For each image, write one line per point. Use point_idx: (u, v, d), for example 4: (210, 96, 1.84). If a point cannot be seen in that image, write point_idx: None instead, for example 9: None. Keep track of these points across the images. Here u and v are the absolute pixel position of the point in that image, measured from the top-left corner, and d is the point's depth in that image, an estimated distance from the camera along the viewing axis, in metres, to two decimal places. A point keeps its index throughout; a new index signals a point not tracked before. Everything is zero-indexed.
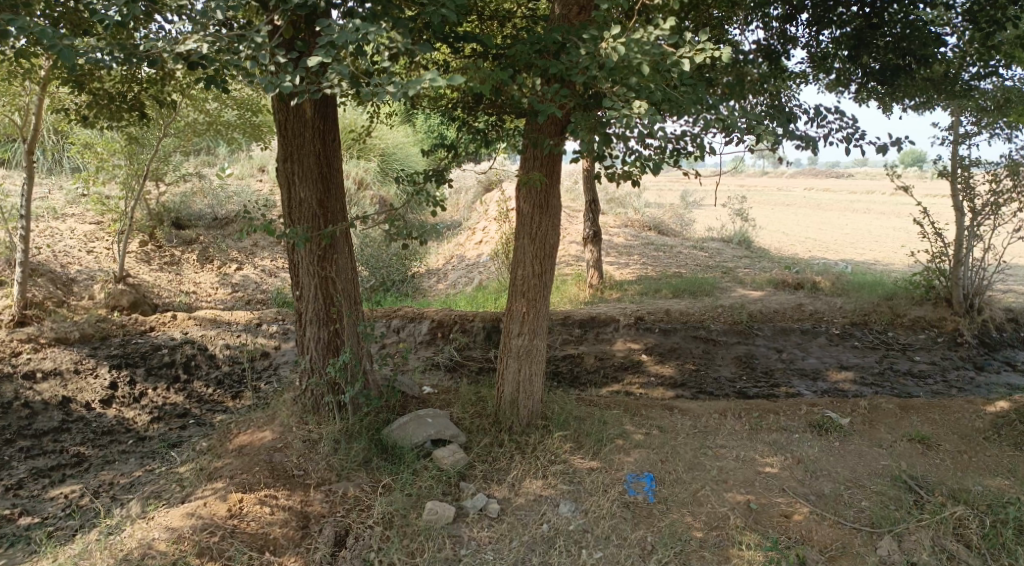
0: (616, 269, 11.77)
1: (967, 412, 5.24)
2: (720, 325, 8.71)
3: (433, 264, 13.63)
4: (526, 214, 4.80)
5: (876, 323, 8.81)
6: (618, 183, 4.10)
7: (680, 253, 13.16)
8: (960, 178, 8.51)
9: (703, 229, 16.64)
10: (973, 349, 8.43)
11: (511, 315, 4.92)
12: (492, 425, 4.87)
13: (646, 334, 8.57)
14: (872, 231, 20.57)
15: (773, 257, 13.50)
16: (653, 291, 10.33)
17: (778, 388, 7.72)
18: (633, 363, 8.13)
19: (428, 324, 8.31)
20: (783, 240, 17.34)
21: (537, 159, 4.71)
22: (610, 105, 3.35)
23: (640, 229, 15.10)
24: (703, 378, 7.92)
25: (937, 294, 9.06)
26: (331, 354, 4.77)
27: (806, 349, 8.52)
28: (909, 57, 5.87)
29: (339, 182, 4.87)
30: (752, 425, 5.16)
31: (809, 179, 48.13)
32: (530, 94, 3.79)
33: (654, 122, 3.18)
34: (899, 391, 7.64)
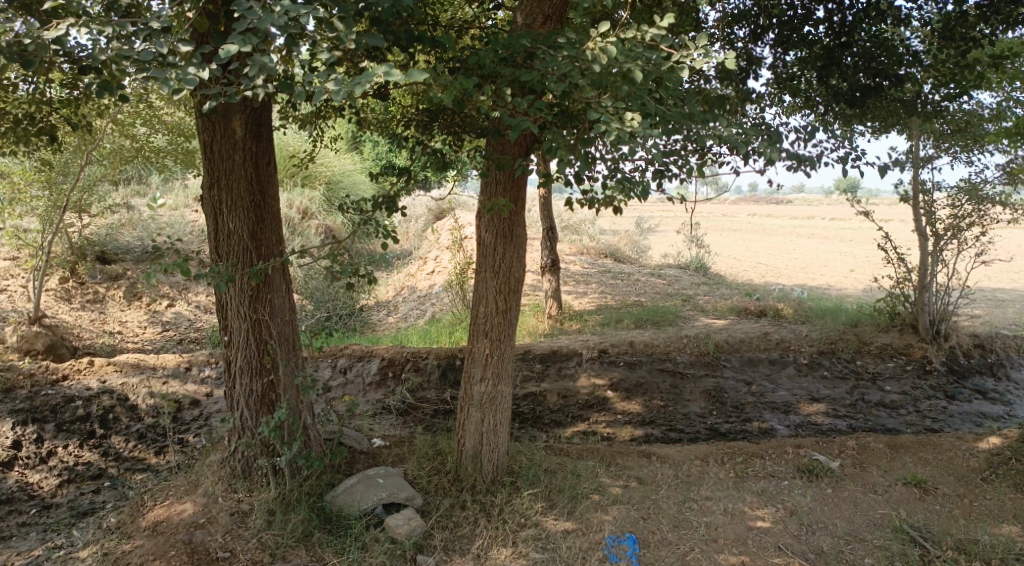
0: (574, 298, 11.36)
1: (961, 450, 4.93)
2: (686, 358, 8.35)
3: (383, 295, 13.01)
4: (488, 245, 4.34)
5: (844, 352, 8.58)
6: (597, 209, 3.75)
7: (638, 281, 12.87)
8: (922, 202, 8.41)
9: (659, 255, 16.44)
10: (942, 377, 8.27)
11: (473, 357, 4.42)
12: (452, 484, 4.32)
13: (611, 368, 8.13)
14: (822, 256, 20.79)
15: (730, 284, 13.33)
16: (615, 321, 9.94)
17: (750, 423, 7.35)
18: (599, 401, 7.67)
19: (378, 363, 7.69)
20: (737, 265, 17.30)
21: (499, 184, 4.30)
22: (595, 117, 2.93)
23: (596, 256, 14.80)
24: (673, 415, 7.50)
25: (902, 320, 8.91)
26: (265, 409, 4.14)
27: (775, 381, 8.23)
28: (881, 79, 5.60)
29: (275, 212, 4.28)
30: (737, 471, 4.73)
31: (752, 204, 49.22)
32: (497, 108, 3.32)
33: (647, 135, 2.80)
34: (873, 423, 7.37)
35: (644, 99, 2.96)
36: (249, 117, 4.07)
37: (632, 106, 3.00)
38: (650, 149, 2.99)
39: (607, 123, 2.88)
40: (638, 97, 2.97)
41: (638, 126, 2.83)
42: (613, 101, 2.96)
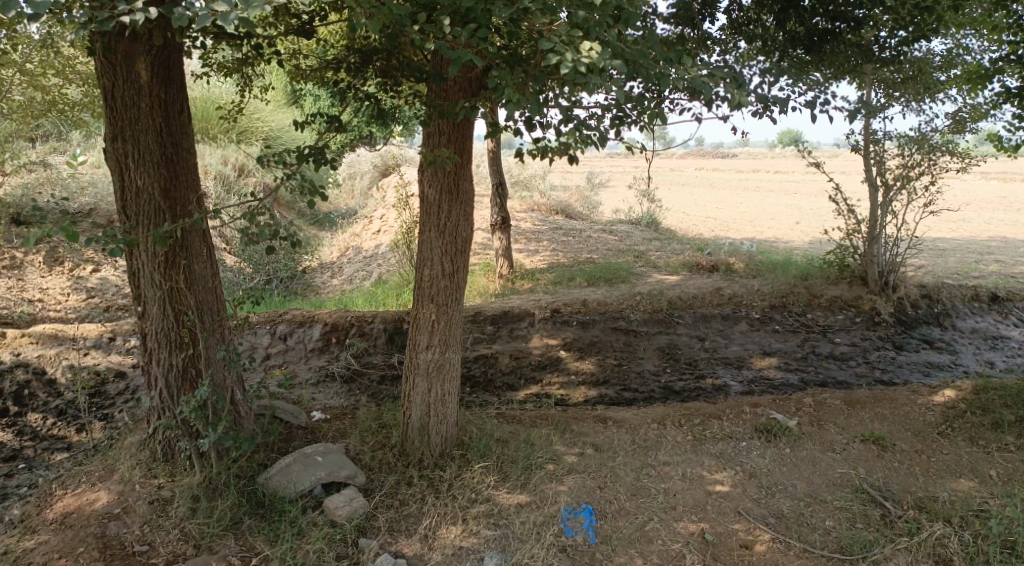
0: (526, 256, 11.09)
1: (917, 405, 4.89)
2: (640, 315, 8.19)
3: (326, 256, 12.50)
4: (432, 201, 3.99)
5: (795, 305, 8.56)
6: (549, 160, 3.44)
7: (589, 237, 12.66)
8: (873, 153, 8.33)
9: (610, 211, 16.27)
10: (891, 328, 8.34)
11: (418, 324, 4.10)
12: (398, 460, 4.02)
13: (564, 328, 7.93)
14: (769, 209, 20.97)
15: (681, 238, 13.25)
16: (567, 279, 9.72)
17: (704, 379, 7.26)
18: (552, 361, 7.46)
19: (320, 328, 7.29)
20: (686, 220, 17.29)
21: (442, 134, 3.92)
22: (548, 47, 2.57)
23: (547, 212, 14.52)
24: (627, 374, 7.35)
25: (851, 272, 8.94)
26: (187, 386, 3.75)
27: (728, 335, 8.15)
28: (838, 22, 5.36)
29: (190, 167, 3.83)
30: (694, 434, 4.58)
31: (700, 159, 49.53)
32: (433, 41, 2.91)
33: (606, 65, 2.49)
34: (824, 376, 7.38)
35: (603, 26, 2.64)
36: (156, 58, 3.59)
37: (590, 37, 2.66)
38: (608, 87, 2.70)
39: (559, 52, 2.55)
40: (595, 24, 2.66)
41: (597, 56, 2.51)
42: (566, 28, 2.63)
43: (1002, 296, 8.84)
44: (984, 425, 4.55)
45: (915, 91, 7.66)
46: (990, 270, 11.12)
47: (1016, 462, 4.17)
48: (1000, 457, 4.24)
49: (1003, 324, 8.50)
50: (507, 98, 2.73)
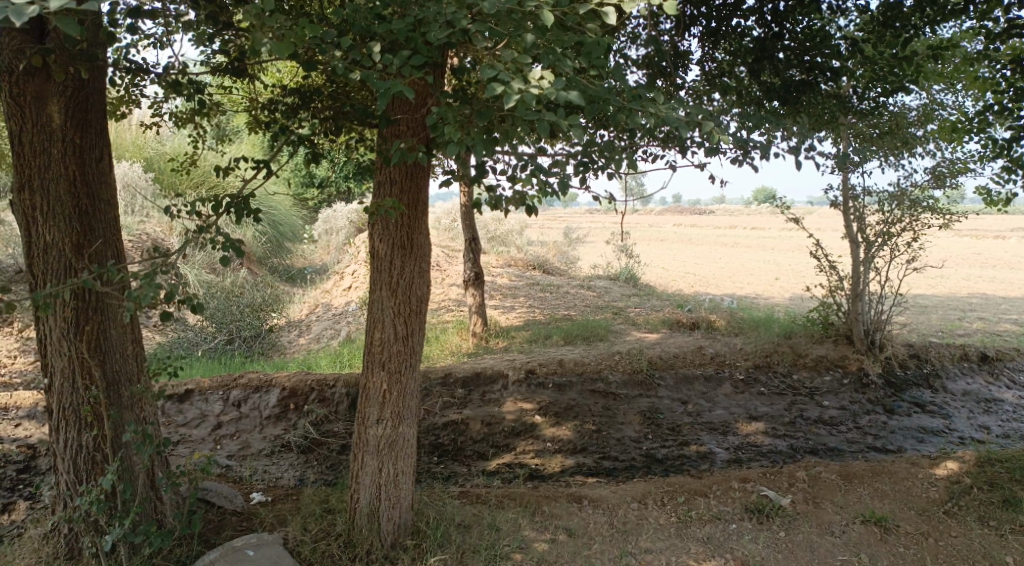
0: (501, 314, 10.70)
1: (918, 479, 4.51)
2: (619, 376, 7.79)
3: (294, 314, 11.99)
4: (384, 258, 3.66)
5: (780, 365, 8.22)
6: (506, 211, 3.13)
7: (567, 294, 12.34)
8: (853, 209, 8.17)
9: (589, 267, 16.01)
10: (880, 390, 8.02)
11: (367, 393, 3.69)
12: (343, 551, 3.54)
13: (539, 390, 7.49)
14: (748, 264, 20.88)
15: (661, 295, 12.97)
16: (544, 338, 9.33)
17: (687, 446, 6.83)
18: (526, 427, 6.99)
19: (278, 393, 6.79)
20: (665, 276, 17.08)
21: (393, 183, 3.59)
22: (492, 77, 2.30)
23: (525, 268, 14.22)
24: (606, 441, 6.89)
25: (836, 331, 8.66)
26: (97, 469, 3.27)
27: (712, 398, 7.76)
28: (815, 73, 5.15)
29: (111, 220, 3.45)
30: (678, 515, 4.13)
31: (677, 214, 50.03)
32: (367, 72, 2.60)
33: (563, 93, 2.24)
34: (813, 442, 6.98)
35: (556, 52, 2.43)
36: (71, 100, 3.24)
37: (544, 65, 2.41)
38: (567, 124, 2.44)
39: (505, 82, 2.28)
40: (549, 53, 2.42)
41: (550, 86, 2.26)
42: (514, 53, 2.40)
43: (992, 355, 8.58)
44: (993, 503, 4.17)
45: (893, 146, 7.55)
46: (975, 328, 10.92)
47: None
48: (1013, 540, 3.84)
49: (995, 385, 8.21)
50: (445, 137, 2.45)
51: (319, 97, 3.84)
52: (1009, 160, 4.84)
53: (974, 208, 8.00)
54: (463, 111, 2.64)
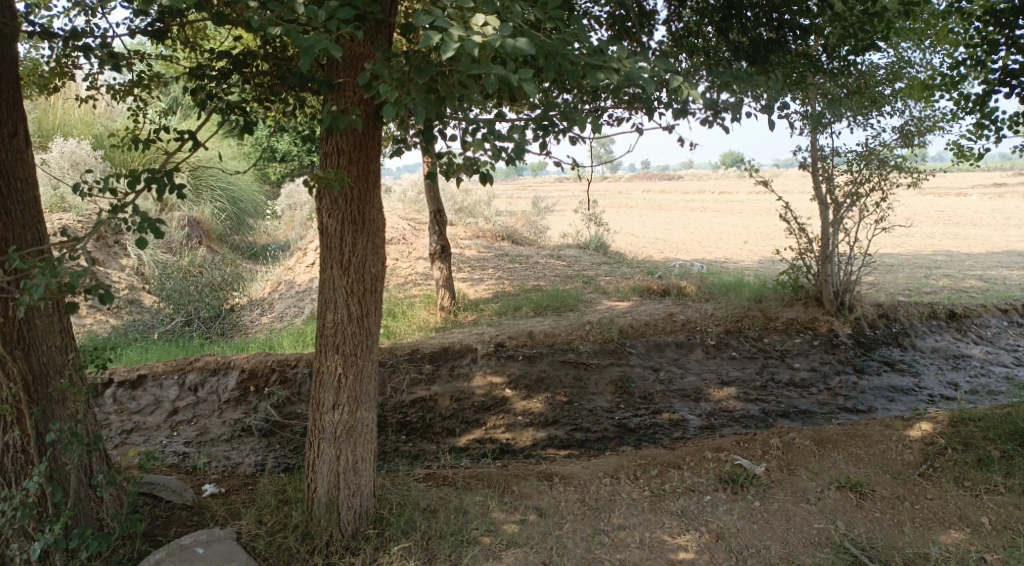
0: (469, 286, 10.49)
1: (892, 442, 4.46)
2: (590, 346, 7.66)
3: (256, 292, 11.62)
4: (334, 234, 3.41)
5: (751, 329, 8.16)
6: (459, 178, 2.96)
7: (536, 264, 12.16)
8: (822, 170, 8.09)
9: (559, 236, 15.82)
10: (850, 350, 8.01)
11: (322, 379, 3.48)
12: (301, 545, 3.36)
13: (509, 363, 7.33)
14: (717, 229, 20.90)
15: (631, 262, 12.86)
16: (513, 309, 9.15)
17: (660, 414, 6.74)
18: (496, 401, 6.85)
19: (236, 376, 6.54)
20: (634, 243, 16.99)
21: (340, 154, 3.33)
22: (427, 24, 2.07)
23: (493, 239, 13.99)
24: (578, 412, 6.77)
25: (806, 293, 8.62)
26: (25, 469, 3.02)
27: (684, 365, 7.69)
28: (784, 32, 4.96)
29: (30, 201, 3.16)
30: (651, 488, 4.01)
31: (646, 181, 49.99)
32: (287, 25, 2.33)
33: (508, 43, 2.02)
34: (785, 405, 6.94)
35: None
36: None
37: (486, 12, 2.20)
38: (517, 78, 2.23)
39: (443, 30, 2.06)
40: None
41: (492, 34, 2.04)
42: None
43: (959, 312, 8.61)
44: (967, 463, 4.14)
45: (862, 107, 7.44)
46: (941, 285, 10.99)
47: (1008, 506, 3.73)
48: (989, 501, 3.79)
49: (963, 342, 8.26)
50: (380, 96, 2.24)
51: (251, 60, 3.49)
52: (981, 115, 4.70)
53: (942, 166, 7.96)
54: (403, 67, 2.41)
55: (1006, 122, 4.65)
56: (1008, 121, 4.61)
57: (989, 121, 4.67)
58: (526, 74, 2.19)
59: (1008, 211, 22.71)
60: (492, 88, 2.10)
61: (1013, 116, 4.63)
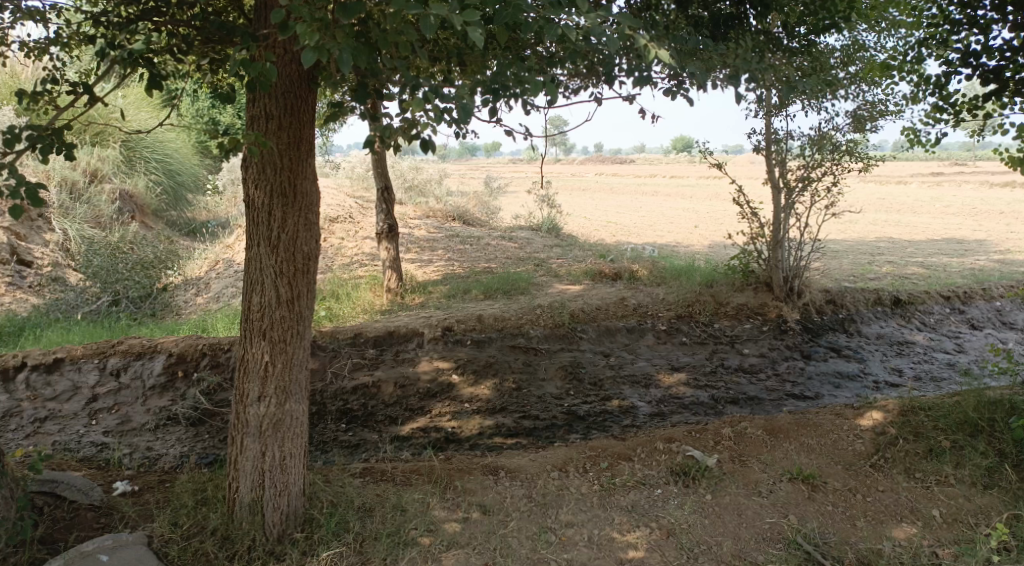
0: (418, 267, 10.17)
1: (844, 432, 4.39)
2: (540, 331, 7.47)
3: (192, 272, 10.83)
4: (260, 208, 3.08)
5: (701, 315, 8.09)
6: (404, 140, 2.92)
7: (488, 245, 11.89)
8: (775, 154, 8.04)
9: (510, 217, 15.55)
10: (798, 336, 8.02)
11: (246, 368, 3.16)
12: (221, 551, 3.07)
13: (457, 348, 7.09)
14: (669, 213, 20.95)
15: (584, 245, 12.70)
16: (462, 292, 8.89)
17: (610, 401, 6.61)
18: (442, 387, 6.60)
19: (163, 360, 6.12)
20: (587, 225, 16.86)
21: (269, 118, 3.01)
22: None
23: (443, 219, 13.65)
24: (527, 398, 6.58)
25: (756, 278, 8.59)
26: None
27: (634, 350, 7.57)
28: (745, 6, 4.83)
29: None
30: (601, 482, 3.84)
31: (599, 164, 49.96)
32: None
33: None
34: (734, 391, 6.89)
35: None
36: None
37: None
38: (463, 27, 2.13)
39: None
40: None
41: None
42: None
43: (904, 299, 8.71)
44: (919, 454, 4.09)
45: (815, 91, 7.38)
46: (884, 272, 11.15)
47: (959, 498, 3.69)
48: (940, 493, 3.74)
49: (907, 329, 8.35)
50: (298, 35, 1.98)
51: (162, 7, 3.21)
52: (939, 98, 4.76)
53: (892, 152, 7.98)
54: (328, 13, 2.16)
55: (962, 107, 4.75)
56: (965, 105, 4.71)
57: (947, 105, 4.77)
58: (472, 18, 2.15)
59: (947, 200, 23.34)
60: (431, 31, 2.11)
61: (970, 101, 4.71)
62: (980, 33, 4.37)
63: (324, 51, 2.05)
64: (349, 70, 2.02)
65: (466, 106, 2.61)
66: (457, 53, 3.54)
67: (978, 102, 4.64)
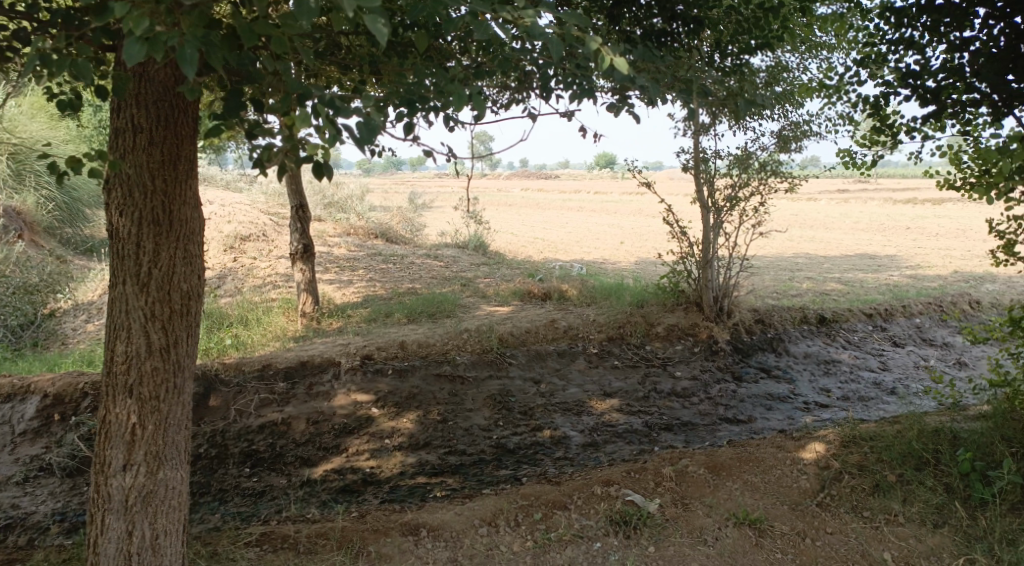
0: (337, 289, 9.58)
1: (787, 467, 4.18)
2: (467, 357, 7.05)
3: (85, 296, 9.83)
4: (129, 237, 2.71)
5: (633, 337, 7.87)
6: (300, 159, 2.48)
7: (412, 264, 11.40)
8: (702, 173, 7.94)
9: (436, 234, 15.09)
10: (729, 357, 7.91)
11: (110, 428, 2.81)
12: None
13: (377, 379, 6.57)
14: (597, 229, 20.93)
15: (511, 263, 12.38)
16: (384, 315, 8.38)
17: (541, 432, 6.25)
18: (361, 423, 6.09)
19: (37, 401, 5.36)
20: (515, 242, 16.57)
21: (138, 131, 2.63)
22: None
23: (365, 237, 13.06)
24: (453, 431, 6.15)
25: (686, 298, 8.44)
26: None
27: (566, 376, 7.25)
28: (675, 23, 4.58)
29: None
30: (534, 538, 3.47)
31: (526, 179, 50.05)
32: None
33: None
34: (668, 417, 6.66)
35: None
36: None
37: None
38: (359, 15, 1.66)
39: None
40: None
41: None
42: None
43: (828, 317, 8.76)
44: (864, 490, 3.93)
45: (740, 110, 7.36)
46: (806, 288, 11.30)
47: (910, 539, 3.50)
48: (890, 533, 3.55)
49: (832, 347, 8.36)
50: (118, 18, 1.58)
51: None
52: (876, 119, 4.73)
53: (815, 174, 7.99)
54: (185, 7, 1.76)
55: (901, 128, 4.67)
56: (904, 127, 4.62)
57: (884, 126, 4.71)
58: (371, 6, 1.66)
59: (858, 216, 24.34)
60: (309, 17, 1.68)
61: (908, 122, 4.64)
62: (915, 54, 4.43)
63: (158, 43, 1.67)
64: (192, 69, 1.64)
65: (373, 123, 2.20)
66: (369, 60, 3.14)
67: (915, 123, 4.58)
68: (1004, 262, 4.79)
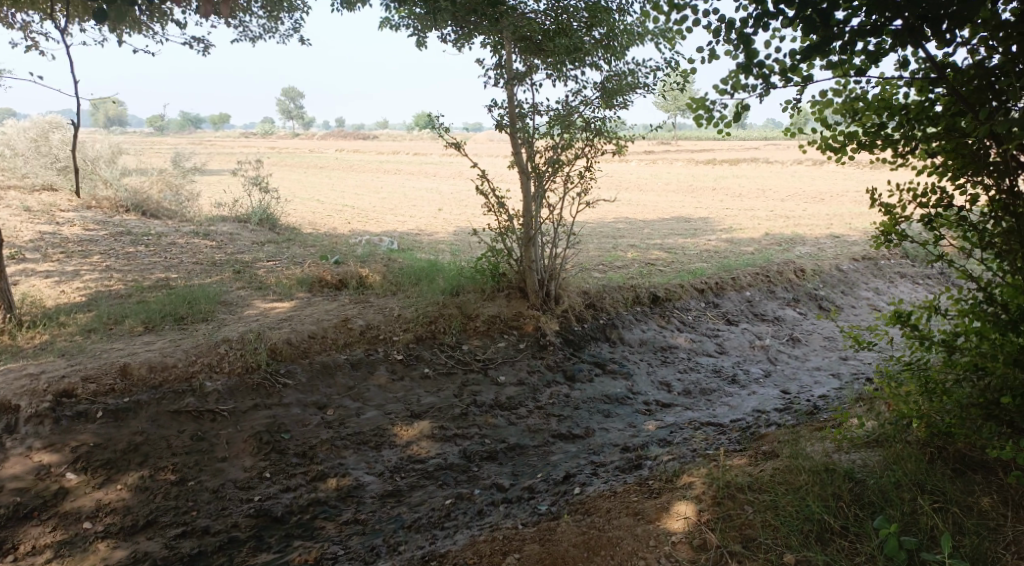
0: (54, 285, 7.15)
1: (650, 554, 3.07)
2: (222, 383, 5.17)
3: None
4: None
5: (446, 335, 6.40)
6: None
7: (171, 245, 9.07)
8: (519, 132, 6.64)
9: (211, 205, 12.54)
10: (559, 352, 6.70)
11: None
12: None
13: (75, 429, 4.57)
14: (411, 195, 19.27)
15: (304, 239, 10.42)
16: (113, 324, 6.19)
17: (324, 482, 4.63)
18: (43, 502, 4.16)
19: None
20: (315, 212, 14.47)
21: None
22: None
23: (112, 212, 10.43)
24: (195, 498, 4.35)
25: (508, 283, 7.12)
26: None
27: (361, 394, 5.62)
28: None
29: None
30: None
31: (339, 140, 46.75)
32: None
33: None
34: (491, 440, 5.32)
35: None
36: None
37: None
38: None
39: None
40: None
41: None
42: None
43: (661, 296, 7.86)
44: None
45: (562, 52, 6.07)
46: (631, 258, 10.52)
47: None
48: None
49: (668, 330, 7.49)
50: None
51: None
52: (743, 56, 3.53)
53: (642, 133, 6.99)
54: None
55: (775, 69, 3.53)
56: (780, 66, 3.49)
57: (754, 66, 3.52)
58: None
59: (669, 177, 24.80)
60: None
61: (784, 60, 3.51)
62: None
63: None
64: None
65: None
66: None
67: (794, 61, 3.47)
68: (887, 242, 3.90)
